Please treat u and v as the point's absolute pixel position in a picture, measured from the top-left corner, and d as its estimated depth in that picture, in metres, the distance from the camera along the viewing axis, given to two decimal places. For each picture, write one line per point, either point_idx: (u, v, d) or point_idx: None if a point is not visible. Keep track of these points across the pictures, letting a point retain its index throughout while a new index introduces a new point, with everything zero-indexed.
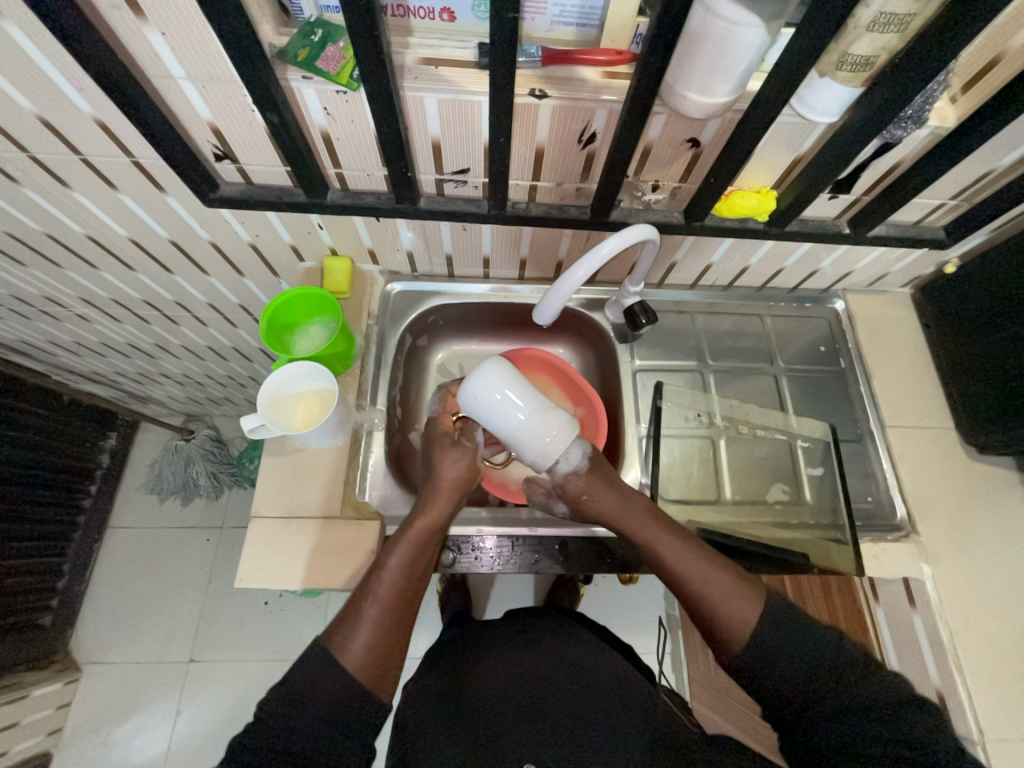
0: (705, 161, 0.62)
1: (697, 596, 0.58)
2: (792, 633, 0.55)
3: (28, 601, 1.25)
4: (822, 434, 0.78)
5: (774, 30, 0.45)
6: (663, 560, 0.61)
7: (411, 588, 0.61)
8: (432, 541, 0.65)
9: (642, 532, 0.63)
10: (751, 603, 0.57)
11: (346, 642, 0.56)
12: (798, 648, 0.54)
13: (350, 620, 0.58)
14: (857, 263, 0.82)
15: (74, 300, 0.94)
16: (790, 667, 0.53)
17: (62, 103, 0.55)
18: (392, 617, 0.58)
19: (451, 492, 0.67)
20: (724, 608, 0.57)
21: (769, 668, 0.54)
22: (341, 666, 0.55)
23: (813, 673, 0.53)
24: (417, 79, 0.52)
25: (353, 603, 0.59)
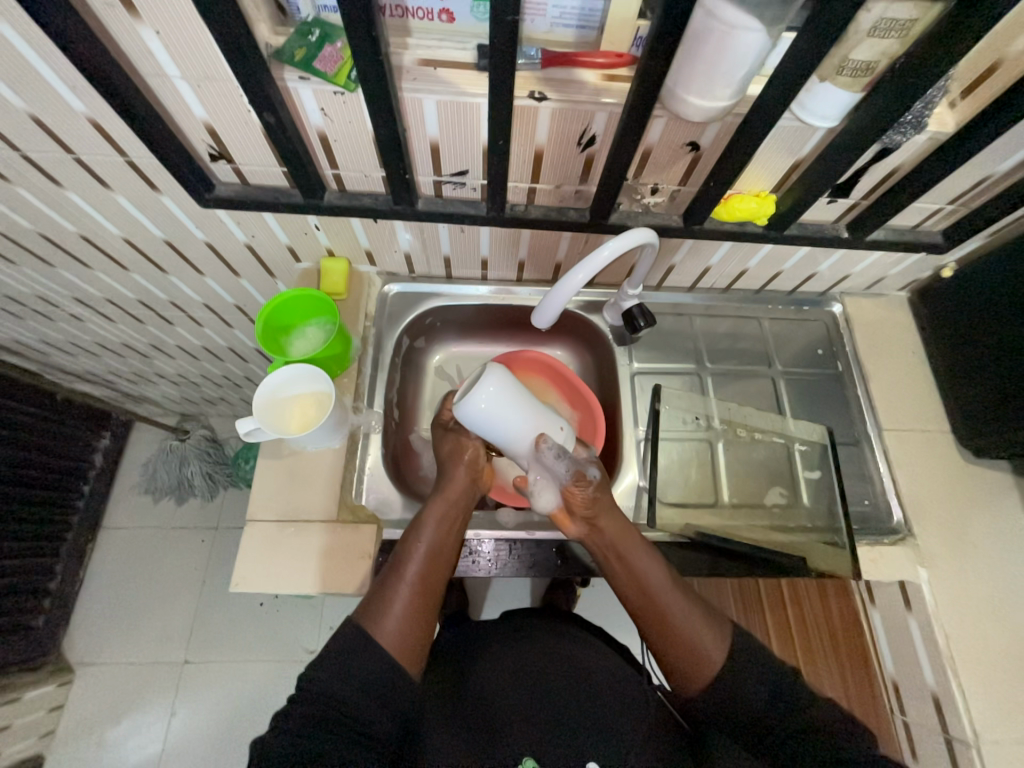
0: (705, 165, 0.62)
1: (670, 626, 0.60)
2: (757, 665, 0.59)
3: (20, 603, 1.23)
4: (819, 437, 0.78)
5: (775, 34, 0.44)
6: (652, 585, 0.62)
7: (441, 564, 0.63)
8: (456, 518, 0.67)
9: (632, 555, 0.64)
10: (718, 644, 0.59)
11: (382, 614, 0.57)
12: (759, 680, 0.58)
13: (384, 594, 0.58)
14: (855, 266, 0.82)
15: (67, 300, 0.93)
16: (753, 698, 0.57)
17: (54, 102, 0.54)
18: (425, 591, 0.60)
19: (469, 474, 0.70)
20: (695, 641, 0.59)
21: (728, 700, 0.57)
22: (378, 635, 0.56)
23: (773, 704, 0.56)
24: (415, 80, 0.52)
25: (385, 580, 0.60)
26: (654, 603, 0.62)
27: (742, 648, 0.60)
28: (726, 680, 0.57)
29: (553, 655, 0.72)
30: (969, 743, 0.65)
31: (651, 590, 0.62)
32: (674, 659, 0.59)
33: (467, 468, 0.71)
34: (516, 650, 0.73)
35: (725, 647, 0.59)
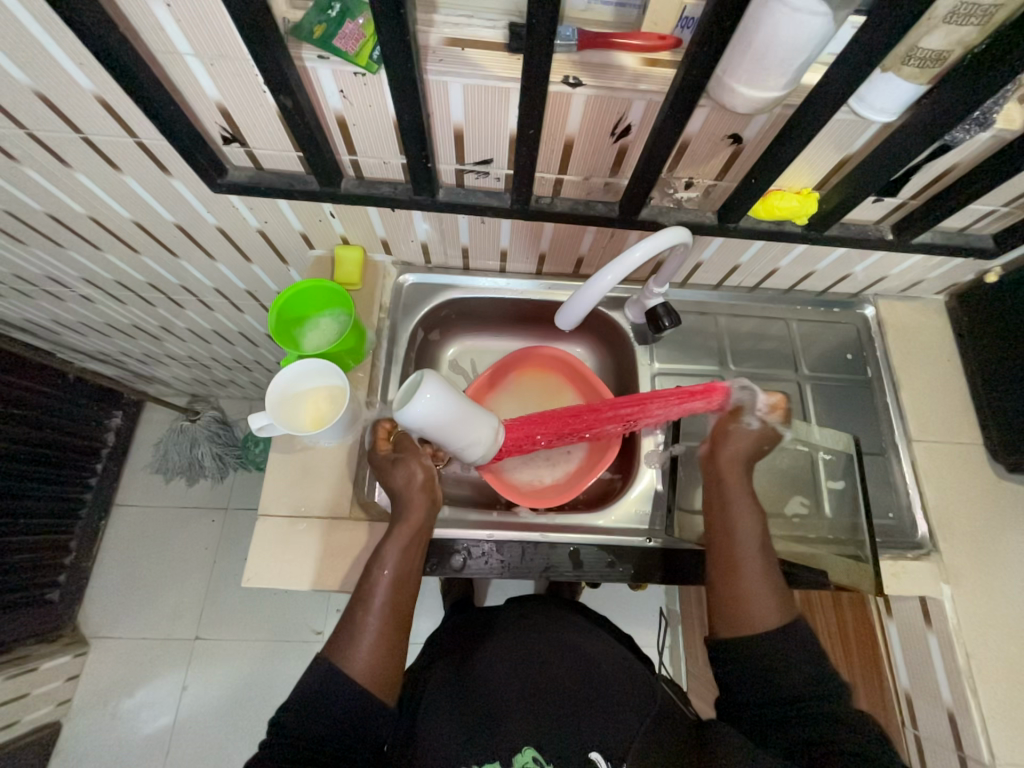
0: (745, 160, 0.58)
1: (736, 579, 0.61)
2: (807, 648, 0.57)
3: (36, 578, 1.26)
4: (845, 446, 0.70)
5: (840, 19, 0.40)
6: (742, 534, 0.63)
7: (407, 594, 0.60)
8: (420, 543, 0.64)
9: (737, 501, 0.65)
10: (775, 613, 0.59)
11: (348, 652, 0.55)
12: (806, 658, 0.56)
13: (348, 631, 0.56)
14: (893, 268, 0.78)
15: (77, 281, 0.91)
16: (795, 678, 0.56)
17: (60, 78, 0.51)
18: (394, 620, 0.58)
19: (426, 496, 0.65)
20: (751, 603, 0.59)
21: (769, 672, 0.56)
22: (345, 674, 0.54)
23: (813, 683, 0.55)
24: (441, 61, 0.48)
25: (350, 613, 0.58)
26: (729, 546, 0.62)
27: (797, 629, 0.58)
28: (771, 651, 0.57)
29: (558, 645, 0.71)
30: (985, 763, 0.64)
31: (731, 541, 0.63)
32: (726, 608, 0.60)
33: (422, 491, 0.65)
34: (520, 637, 0.72)
35: (778, 619, 0.59)
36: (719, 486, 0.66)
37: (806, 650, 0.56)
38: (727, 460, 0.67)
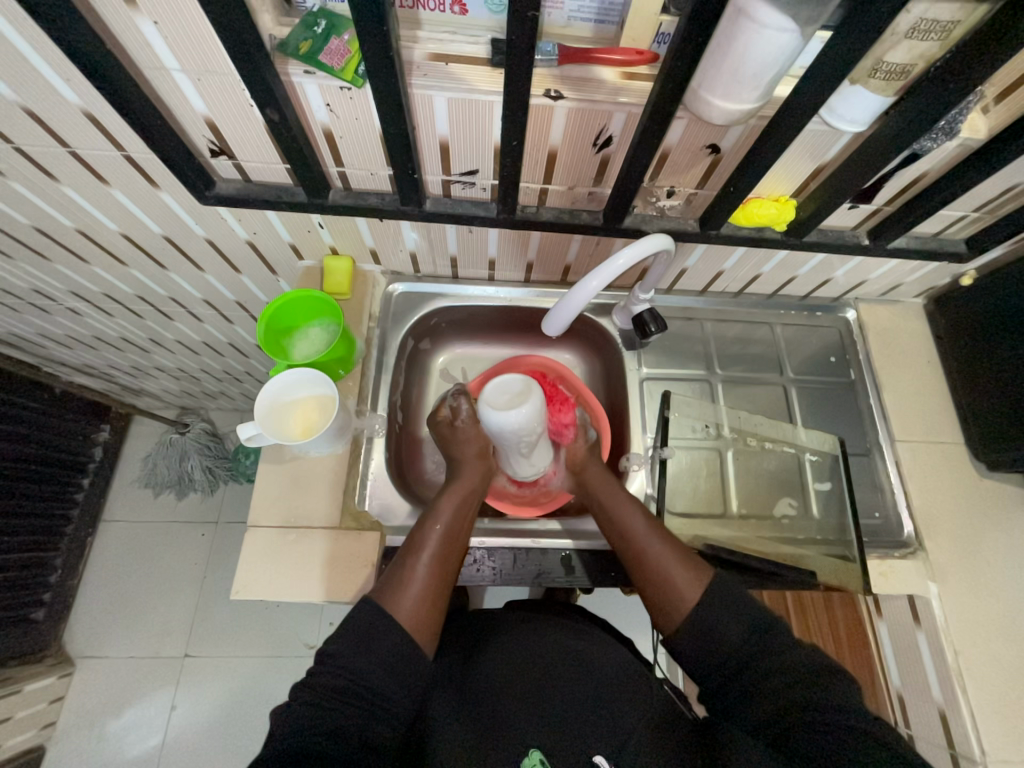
0: (723, 169, 0.60)
1: (656, 575, 0.63)
2: (736, 604, 0.59)
3: (20, 596, 1.23)
4: (831, 447, 0.77)
5: (807, 34, 0.42)
6: (628, 526, 0.67)
7: (454, 550, 0.65)
8: (467, 512, 0.69)
9: (609, 499, 0.70)
10: (693, 584, 0.61)
11: (397, 596, 0.58)
12: (735, 617, 0.58)
13: (399, 577, 0.60)
14: (871, 273, 0.80)
15: (65, 293, 0.91)
16: (728, 636, 0.57)
17: (47, 93, 0.52)
18: (438, 574, 0.62)
19: (482, 469, 0.75)
20: (670, 581, 0.62)
21: (706, 638, 0.58)
22: (392, 615, 0.56)
23: (749, 638, 0.56)
24: (426, 76, 0.49)
25: (402, 562, 0.62)
26: (638, 559, 0.65)
27: (718, 588, 0.60)
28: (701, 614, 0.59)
29: (560, 644, 0.70)
30: (976, 760, 0.64)
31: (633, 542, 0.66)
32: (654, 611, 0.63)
33: (480, 465, 0.75)
34: (518, 640, 0.72)
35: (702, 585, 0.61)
36: (598, 500, 0.71)
37: (729, 603, 0.59)
38: (595, 480, 0.74)
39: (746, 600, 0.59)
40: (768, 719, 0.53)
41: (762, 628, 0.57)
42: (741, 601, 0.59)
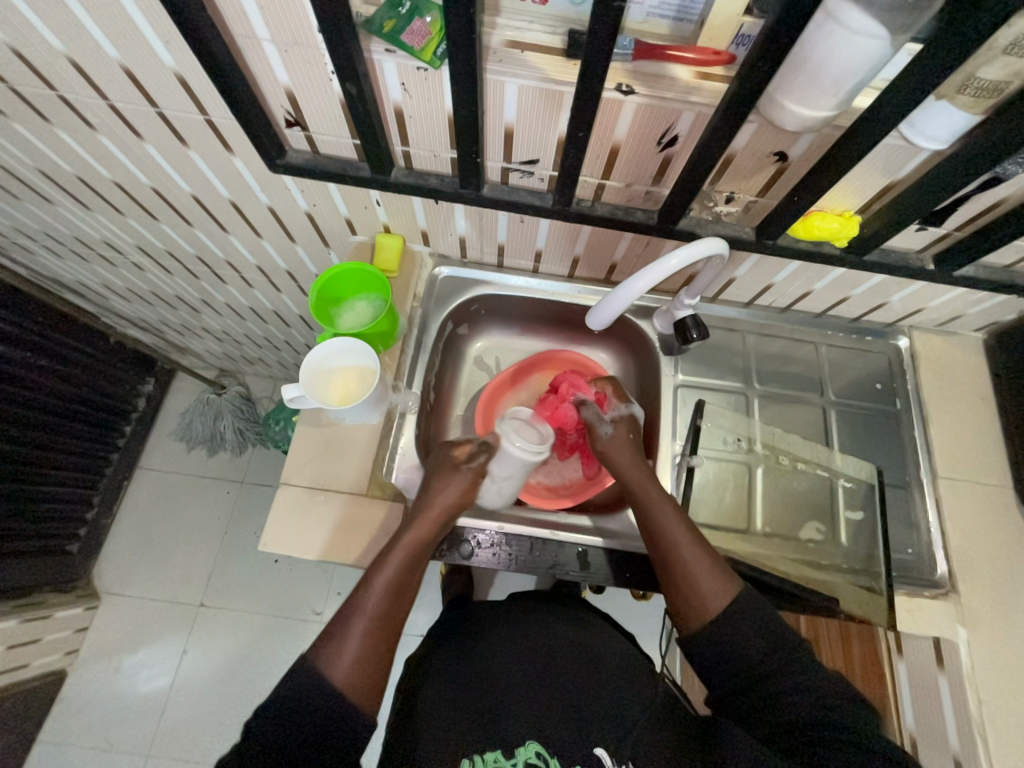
0: (788, 178, 0.59)
1: (678, 578, 0.62)
2: (758, 622, 0.58)
3: (60, 528, 1.32)
4: (867, 476, 0.75)
5: (897, 44, 0.41)
6: (660, 526, 0.65)
7: (399, 607, 0.61)
8: (415, 562, 0.63)
9: (644, 495, 0.67)
10: (718, 594, 0.60)
11: (335, 661, 0.55)
12: (755, 634, 0.58)
13: (337, 639, 0.57)
14: (930, 301, 0.77)
15: (131, 247, 0.97)
16: (748, 652, 0.57)
17: (146, 55, 0.55)
18: (380, 636, 0.58)
19: (442, 514, 0.66)
20: (695, 589, 0.60)
21: (724, 652, 0.58)
22: (327, 684, 0.54)
23: (769, 656, 0.57)
24: (501, 62, 0.50)
25: (339, 621, 0.58)
26: (669, 560, 0.63)
27: (741, 606, 0.59)
28: (720, 628, 0.58)
29: (564, 638, 0.73)
30: None
31: (663, 541, 0.64)
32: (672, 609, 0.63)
33: (442, 508, 0.67)
34: (525, 633, 0.73)
35: (726, 598, 0.60)
36: (634, 493, 0.68)
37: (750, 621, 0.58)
38: (630, 470, 0.70)
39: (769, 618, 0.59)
40: (775, 728, 0.55)
41: (785, 645, 0.57)
42: (764, 619, 0.59)
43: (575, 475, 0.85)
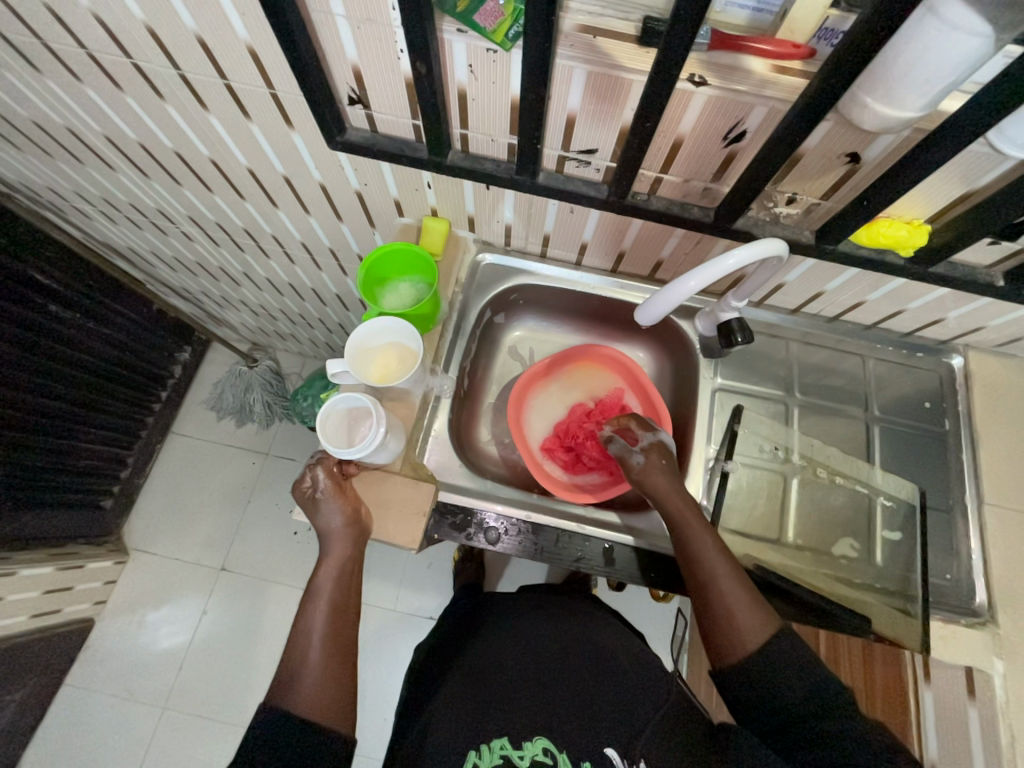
0: (857, 182, 0.57)
1: (717, 612, 0.61)
2: (801, 665, 0.57)
3: (97, 482, 1.38)
4: (908, 496, 0.72)
5: (1001, 43, 0.39)
6: (701, 556, 0.63)
7: (345, 619, 0.65)
8: (342, 576, 0.67)
9: (685, 524, 0.65)
10: (757, 630, 0.59)
11: (295, 693, 0.59)
12: (798, 678, 0.56)
13: (292, 674, 0.60)
14: (992, 320, 0.74)
15: (183, 216, 0.99)
16: (790, 696, 0.56)
17: (220, 26, 0.56)
18: (335, 652, 0.62)
19: (349, 528, 0.67)
20: (736, 623, 0.60)
21: (763, 691, 0.57)
22: (296, 712, 0.58)
23: (810, 701, 0.56)
24: (572, 47, 0.50)
25: (290, 660, 0.62)
26: (709, 594, 0.62)
27: (785, 646, 0.58)
28: (759, 669, 0.57)
29: (573, 634, 0.73)
30: None
31: (703, 574, 0.63)
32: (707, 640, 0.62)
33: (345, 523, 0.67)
34: (535, 628, 0.74)
35: (765, 633, 0.59)
36: (675, 519, 0.66)
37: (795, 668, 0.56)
38: (668, 493, 0.68)
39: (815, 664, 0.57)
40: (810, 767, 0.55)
41: (829, 694, 0.56)
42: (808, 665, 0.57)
43: (590, 482, 0.84)
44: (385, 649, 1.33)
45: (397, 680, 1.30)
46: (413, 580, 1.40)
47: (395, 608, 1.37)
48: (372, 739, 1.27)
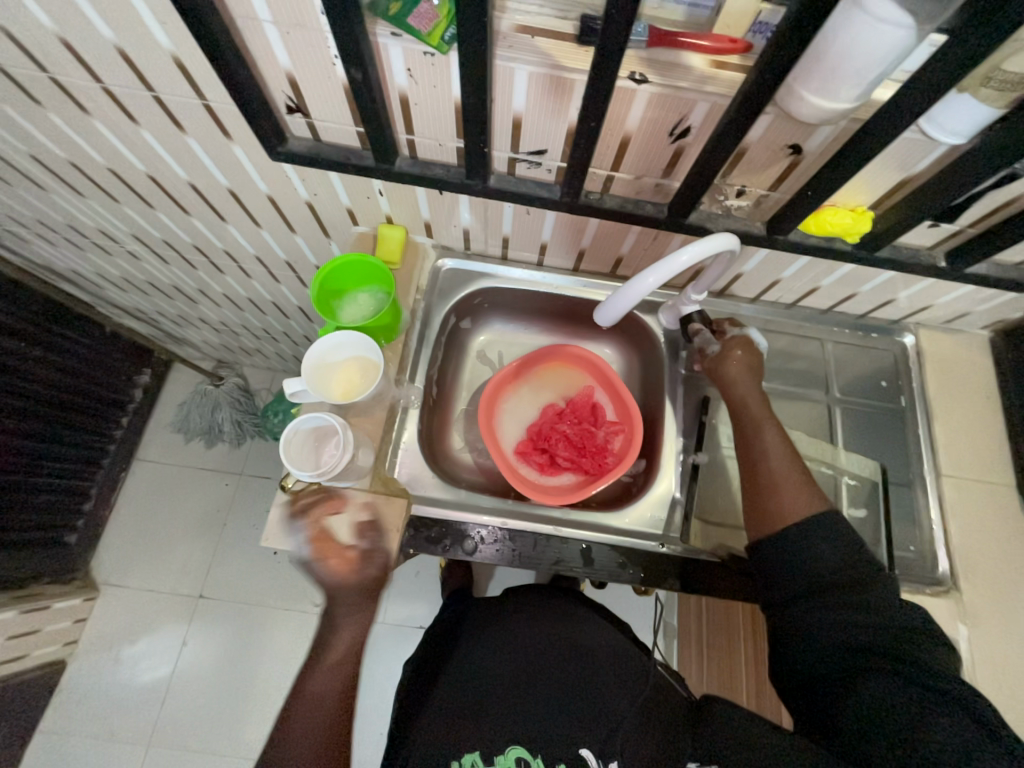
0: (802, 172, 0.58)
1: (765, 482, 0.66)
2: (838, 541, 0.60)
3: (57, 518, 1.31)
4: (871, 474, 0.77)
5: (924, 33, 0.40)
6: (764, 436, 0.69)
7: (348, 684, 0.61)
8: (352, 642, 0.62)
9: (754, 409, 0.72)
10: (802, 506, 0.63)
11: (290, 758, 0.56)
12: (835, 546, 0.60)
13: (289, 738, 0.57)
14: (938, 298, 0.76)
15: (127, 235, 0.95)
16: (823, 560, 0.59)
17: (142, 37, 0.53)
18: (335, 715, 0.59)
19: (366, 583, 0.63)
20: (784, 495, 0.64)
21: (797, 552, 0.60)
22: None
23: (841, 571, 0.59)
24: (510, 48, 0.49)
25: (290, 720, 0.58)
26: (764, 471, 0.67)
27: (791, 557, 0.61)
28: (797, 534, 0.61)
29: (551, 632, 0.74)
30: None
31: (761, 450, 0.68)
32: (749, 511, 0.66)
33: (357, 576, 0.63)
34: (514, 631, 0.74)
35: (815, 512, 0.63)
36: (743, 404, 0.72)
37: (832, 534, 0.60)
38: (739, 381, 0.74)
39: (850, 544, 0.60)
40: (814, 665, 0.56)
41: (858, 566, 0.59)
42: (845, 545, 0.60)
43: (565, 482, 0.83)
44: (375, 664, 1.31)
45: (389, 694, 1.28)
46: (400, 591, 1.38)
47: (383, 622, 1.35)
48: (367, 758, 1.25)
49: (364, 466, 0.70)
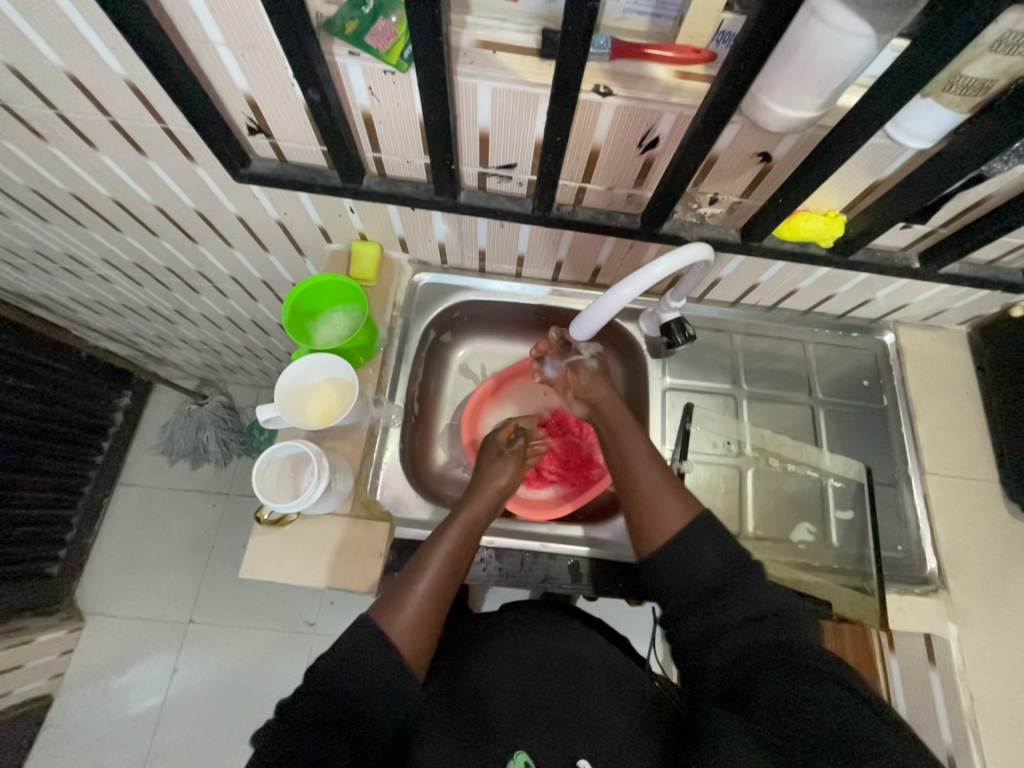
0: (773, 179, 0.58)
1: (636, 495, 0.63)
2: (717, 537, 0.59)
3: (38, 549, 1.28)
4: (856, 474, 0.74)
5: (884, 41, 0.40)
6: (625, 449, 0.66)
7: (455, 575, 0.61)
8: (471, 536, 0.65)
9: (617, 418, 0.70)
10: (679, 512, 0.60)
11: (394, 617, 0.55)
12: (715, 549, 0.58)
13: (397, 598, 0.58)
14: (915, 296, 0.77)
15: (96, 259, 0.92)
16: (704, 569, 0.57)
17: (93, 61, 0.51)
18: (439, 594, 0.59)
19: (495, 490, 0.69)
20: (654, 507, 0.61)
21: (684, 568, 0.58)
22: (389, 641, 0.53)
23: (726, 574, 0.57)
24: (472, 64, 0.48)
25: (399, 585, 0.59)
26: (628, 474, 0.64)
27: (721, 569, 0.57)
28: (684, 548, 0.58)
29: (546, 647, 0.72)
30: None
31: (624, 463, 0.66)
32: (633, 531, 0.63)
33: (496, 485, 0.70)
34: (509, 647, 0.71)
35: (683, 517, 0.60)
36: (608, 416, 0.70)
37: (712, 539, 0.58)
38: (605, 396, 0.72)
39: (727, 536, 0.59)
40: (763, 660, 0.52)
41: (739, 561, 0.57)
42: (722, 537, 0.59)
43: (553, 494, 0.82)
44: None
45: None
46: None
47: None
48: None
49: (344, 491, 0.69)
